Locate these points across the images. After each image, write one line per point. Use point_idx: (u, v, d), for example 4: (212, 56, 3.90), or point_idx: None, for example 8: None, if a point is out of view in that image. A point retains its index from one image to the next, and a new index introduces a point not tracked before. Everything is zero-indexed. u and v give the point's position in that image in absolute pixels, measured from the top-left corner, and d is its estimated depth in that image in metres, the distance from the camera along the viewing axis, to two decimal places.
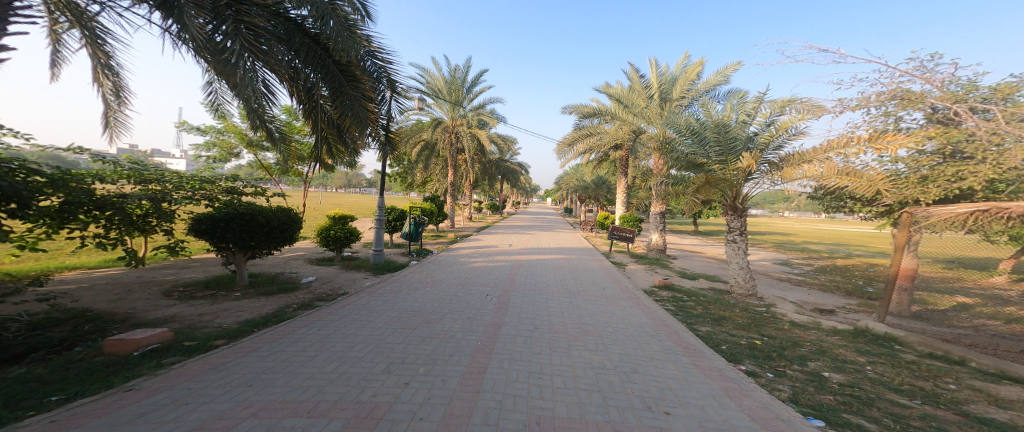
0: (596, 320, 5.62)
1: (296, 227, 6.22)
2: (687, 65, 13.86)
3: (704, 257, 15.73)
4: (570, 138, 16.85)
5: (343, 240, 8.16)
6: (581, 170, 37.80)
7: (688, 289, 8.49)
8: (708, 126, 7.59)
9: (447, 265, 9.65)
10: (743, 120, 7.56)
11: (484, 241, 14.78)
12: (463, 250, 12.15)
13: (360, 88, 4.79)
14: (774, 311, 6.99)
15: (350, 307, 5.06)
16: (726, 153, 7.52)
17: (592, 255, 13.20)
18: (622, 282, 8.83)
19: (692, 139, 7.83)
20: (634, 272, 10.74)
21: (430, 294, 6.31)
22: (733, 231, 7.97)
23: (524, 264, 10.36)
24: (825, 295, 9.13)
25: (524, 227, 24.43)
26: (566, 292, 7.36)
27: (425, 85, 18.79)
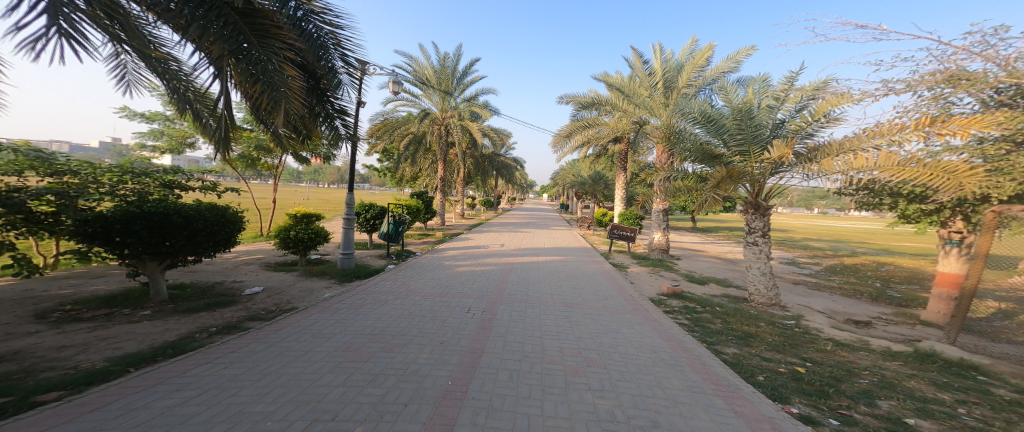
0: (598, 344, 4.58)
1: (233, 229, 5.08)
2: (693, 52, 12.73)
3: (709, 257, 14.74)
4: (567, 129, 15.80)
5: (304, 242, 7.02)
6: (578, 166, 36.78)
7: (700, 298, 7.45)
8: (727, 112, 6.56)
9: (428, 270, 8.53)
10: (769, 105, 6.51)
11: (473, 240, 13.69)
12: (449, 252, 11.05)
13: (275, 49, 3.42)
14: (805, 325, 5.98)
15: (287, 330, 3.96)
16: (751, 143, 6.46)
17: (590, 256, 12.14)
18: (626, 289, 7.76)
19: (709, 125, 6.78)
20: (638, 276, 9.68)
21: (400, 309, 5.22)
22: (753, 231, 6.88)
23: (516, 268, 9.29)
24: (852, 302, 8.16)
25: (518, 224, 23.35)
26: (561, 304, 6.29)
27: (411, 74, 17.64)
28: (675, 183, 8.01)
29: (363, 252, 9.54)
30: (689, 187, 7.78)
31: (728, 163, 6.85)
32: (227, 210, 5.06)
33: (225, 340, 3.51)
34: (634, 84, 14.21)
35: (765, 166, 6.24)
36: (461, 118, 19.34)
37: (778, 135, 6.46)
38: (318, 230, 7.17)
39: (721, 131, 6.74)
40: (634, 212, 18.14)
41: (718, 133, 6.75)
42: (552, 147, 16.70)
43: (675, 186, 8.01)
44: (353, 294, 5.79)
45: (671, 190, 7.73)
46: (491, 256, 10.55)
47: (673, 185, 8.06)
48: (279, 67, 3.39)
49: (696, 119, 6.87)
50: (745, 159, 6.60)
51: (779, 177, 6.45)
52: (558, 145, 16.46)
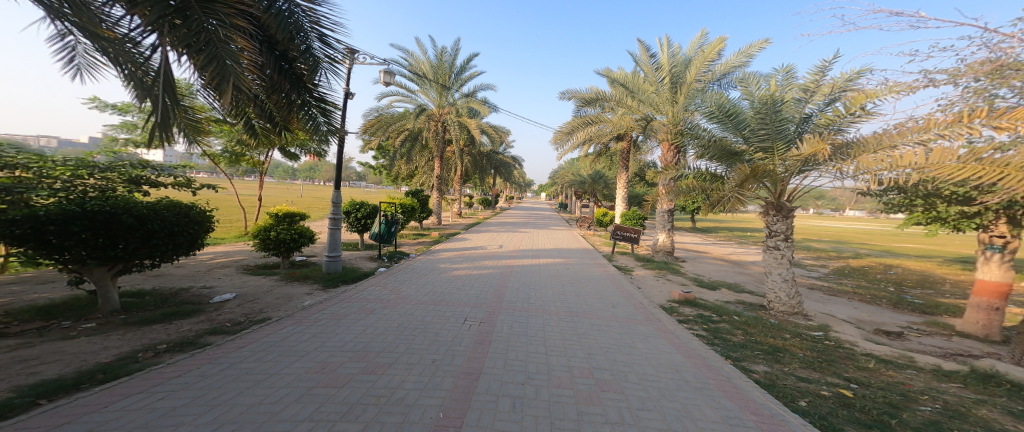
0: (612, 363, 4.03)
1: (199, 230, 4.50)
2: (702, 46, 12.18)
3: (714, 259, 14.25)
4: (569, 126, 15.24)
5: (286, 243, 6.45)
6: (577, 165, 36.26)
7: (715, 305, 6.92)
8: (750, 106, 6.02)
9: (422, 273, 7.96)
10: (797, 98, 5.94)
11: (470, 241, 13.12)
12: (444, 253, 10.46)
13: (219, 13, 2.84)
14: (835, 337, 5.47)
15: (255, 345, 3.40)
16: (775, 136, 5.90)
17: (593, 258, 11.59)
18: (635, 296, 7.19)
19: (729, 120, 6.25)
20: (644, 280, 9.15)
21: (388, 318, 4.68)
22: (774, 234, 6.28)
23: (516, 272, 8.73)
24: (873, 308, 7.66)
25: (516, 224, 22.81)
26: (567, 314, 5.74)
27: (408, 68, 17.03)
28: (688, 183, 7.46)
29: (353, 254, 8.96)
30: (704, 188, 7.26)
31: (748, 161, 6.32)
32: (191, 208, 4.45)
33: (175, 360, 2.91)
34: (639, 80, 13.66)
35: (793, 162, 5.60)
36: (458, 114, 18.74)
37: (805, 130, 5.94)
38: (302, 230, 6.61)
39: (742, 126, 6.22)
40: (637, 212, 17.60)
41: (738, 129, 6.24)
42: (552, 145, 16.15)
43: (688, 187, 7.47)
44: (338, 300, 5.23)
45: (685, 189, 7.23)
46: (490, 259, 9.97)
47: (685, 186, 7.52)
48: (224, 36, 2.84)
49: (713, 113, 6.35)
50: (767, 157, 6.05)
51: (804, 175, 5.88)
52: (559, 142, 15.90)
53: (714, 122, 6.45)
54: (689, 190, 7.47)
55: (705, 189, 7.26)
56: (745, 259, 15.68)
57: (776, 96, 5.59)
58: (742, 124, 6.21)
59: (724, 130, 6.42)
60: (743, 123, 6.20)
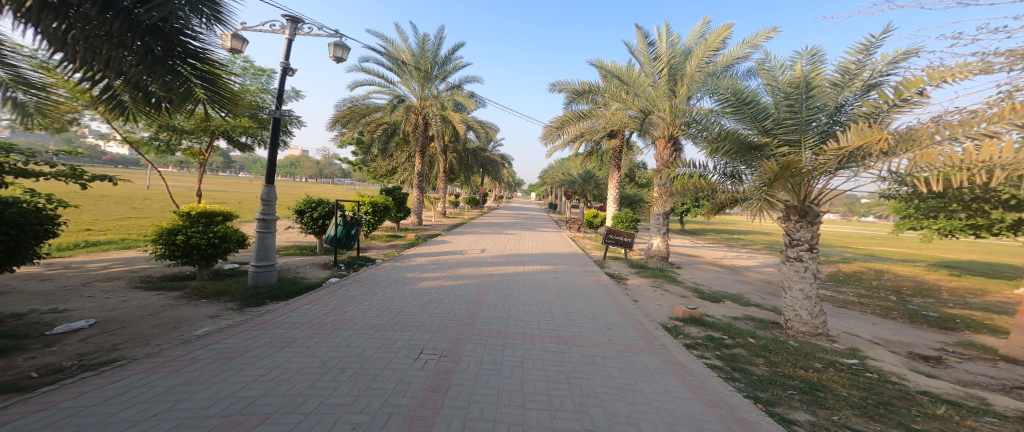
0: (608, 421, 2.93)
1: (23, 237, 3.35)
2: (703, 36, 11.31)
3: (711, 264, 13.39)
4: (559, 121, 14.28)
5: (200, 249, 5.19)
6: (565, 165, 35.45)
7: (726, 323, 5.88)
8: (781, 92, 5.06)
9: (382, 285, 6.68)
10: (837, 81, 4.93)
11: (448, 244, 11.88)
12: (415, 258, 9.19)
13: None
14: (874, 365, 4.45)
15: (44, 413, 2.13)
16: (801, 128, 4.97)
17: (583, 264, 10.52)
18: (632, 314, 6.09)
19: (746, 109, 5.35)
20: (641, 291, 8.09)
21: (312, 354, 3.50)
22: (796, 244, 5.21)
23: (495, 282, 7.55)
24: (898, 322, 6.76)
25: (502, 225, 21.63)
26: (552, 342, 4.69)
27: (385, 55, 15.75)
28: (695, 183, 6.47)
29: (303, 261, 7.64)
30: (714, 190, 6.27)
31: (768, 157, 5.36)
32: (6, 208, 3.27)
33: None
34: (634, 72, 12.75)
35: (826, 158, 4.62)
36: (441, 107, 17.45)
37: (838, 123, 5.03)
38: (223, 233, 5.35)
39: (761, 116, 5.32)
40: (629, 213, 16.67)
41: (755, 119, 5.35)
42: (540, 141, 15.17)
43: (695, 188, 6.49)
44: (253, 326, 3.98)
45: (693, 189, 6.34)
46: (467, 266, 8.75)
47: (690, 186, 6.54)
48: None
49: (728, 101, 5.45)
50: (792, 152, 5.13)
51: (835, 176, 4.93)
52: (547, 137, 14.92)
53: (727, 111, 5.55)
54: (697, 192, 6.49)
55: (715, 190, 6.28)
56: (741, 264, 14.85)
57: (806, 79, 4.69)
58: (760, 115, 5.32)
59: (737, 121, 5.52)
60: (763, 113, 5.30)
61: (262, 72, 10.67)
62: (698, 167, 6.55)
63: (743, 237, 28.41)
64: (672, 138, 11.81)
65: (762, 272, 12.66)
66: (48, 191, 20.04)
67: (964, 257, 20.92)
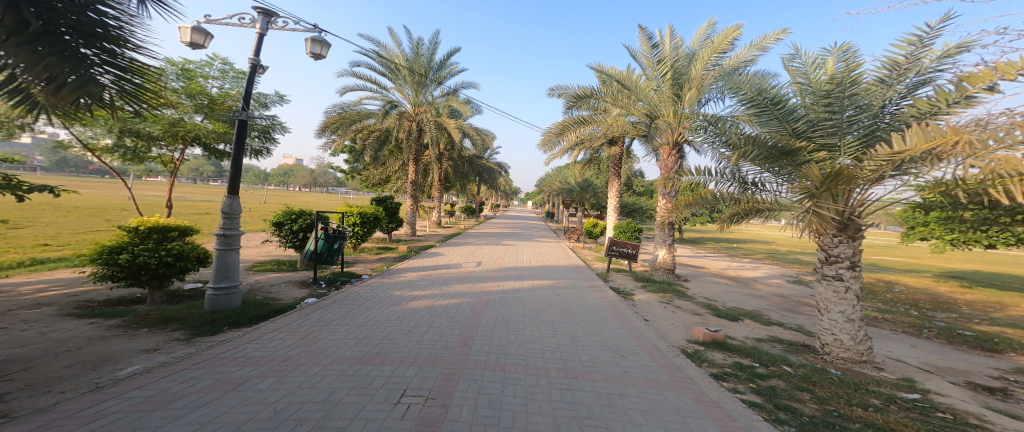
0: None
1: None
2: (708, 39, 10.93)
3: (717, 276, 12.78)
4: (558, 127, 13.80)
5: (150, 269, 4.58)
6: (563, 174, 35.02)
7: (753, 347, 5.21)
8: (819, 92, 4.52)
9: (365, 305, 5.96)
10: (882, 78, 4.42)
11: (441, 256, 11.17)
12: (405, 274, 8.47)
13: None
14: (938, 399, 3.78)
15: None
16: (842, 128, 4.43)
17: (585, 278, 9.86)
18: (645, 336, 5.42)
19: (774, 110, 4.83)
20: (651, 309, 7.41)
21: (263, 400, 2.80)
22: (834, 260, 4.54)
23: (492, 301, 6.85)
24: (936, 343, 6.12)
25: (499, 235, 20.95)
26: (559, 376, 4.00)
27: (379, 60, 15.26)
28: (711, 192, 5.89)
29: (280, 278, 6.93)
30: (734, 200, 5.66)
31: (802, 164, 4.70)
32: None
33: None
34: (636, 77, 12.33)
35: (877, 164, 3.99)
36: (436, 114, 16.90)
37: (882, 124, 4.52)
38: (179, 251, 4.77)
39: (791, 117, 4.80)
40: (630, 223, 16.07)
41: (784, 121, 4.82)
42: (539, 147, 14.61)
43: (712, 198, 5.90)
44: (196, 363, 3.25)
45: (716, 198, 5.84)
46: (461, 282, 8.04)
47: (706, 197, 5.95)
48: None
49: (753, 101, 4.93)
50: (831, 157, 4.60)
51: (878, 185, 4.31)
52: (546, 143, 14.37)
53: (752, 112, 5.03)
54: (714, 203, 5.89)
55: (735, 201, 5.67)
56: (747, 276, 14.25)
57: (850, 74, 4.18)
58: (790, 116, 4.80)
59: (764, 123, 4.99)
60: (794, 114, 4.79)
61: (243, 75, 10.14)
62: (714, 177, 5.98)
63: (742, 247, 27.97)
64: (677, 144, 11.32)
65: (772, 285, 12.06)
66: (20, 203, 19.07)
67: (968, 267, 20.56)
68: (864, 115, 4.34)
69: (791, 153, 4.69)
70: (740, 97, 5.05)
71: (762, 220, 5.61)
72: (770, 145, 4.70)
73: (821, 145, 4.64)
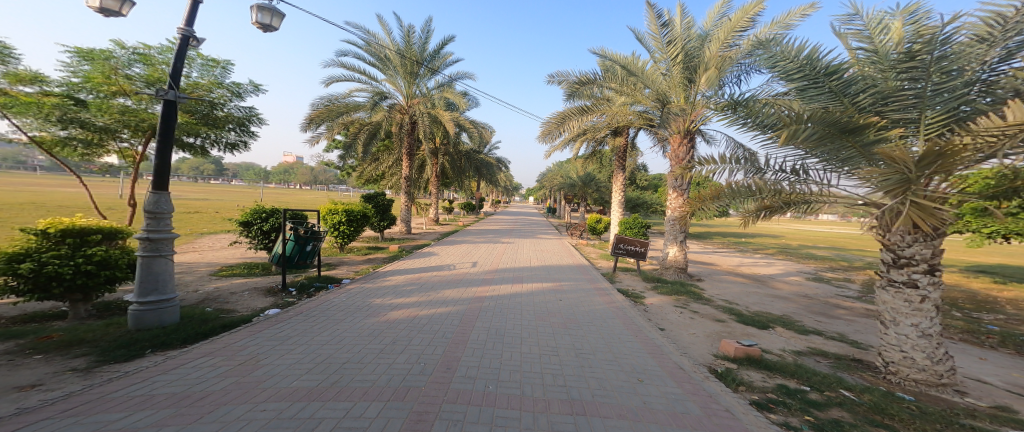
0: None
1: None
2: (723, 17, 9.89)
3: (732, 274, 11.88)
4: (559, 116, 12.96)
5: (63, 280, 3.93)
6: (565, 169, 34.11)
7: (795, 364, 4.33)
8: (891, 60, 3.65)
9: (336, 317, 5.11)
10: (982, 36, 3.38)
11: (434, 256, 10.34)
12: (392, 277, 7.63)
13: None
14: None
15: None
16: (923, 101, 3.53)
17: (590, 279, 8.99)
18: (662, 354, 4.53)
19: (828, 81, 4.00)
20: (665, 316, 6.54)
21: None
22: (904, 264, 3.62)
23: (486, 309, 6.00)
24: (1007, 355, 5.18)
25: (498, 232, 20.11)
26: (562, 411, 3.15)
27: (368, 50, 14.43)
28: (734, 183, 5.01)
29: (244, 285, 6.13)
30: (765, 192, 4.75)
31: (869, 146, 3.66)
32: None
33: None
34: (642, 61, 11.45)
35: (983, 140, 2.91)
36: (431, 106, 16.00)
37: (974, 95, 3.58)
38: (101, 258, 4.16)
39: (849, 90, 3.97)
40: (636, 219, 15.18)
41: (841, 94, 3.99)
42: (539, 139, 13.73)
43: (738, 189, 5.02)
44: (68, 413, 2.44)
45: (748, 189, 4.95)
46: (453, 286, 7.21)
47: (731, 188, 5.09)
48: None
49: (802, 70, 4.11)
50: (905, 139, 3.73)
51: (972, 167, 3.39)
52: (547, 134, 13.48)
53: (798, 85, 4.20)
54: (740, 195, 5.01)
55: (764, 193, 4.77)
56: (763, 273, 13.33)
57: (942, 30, 3.29)
58: (850, 88, 3.96)
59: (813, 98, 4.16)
60: (852, 86, 3.96)
61: (215, 63, 9.50)
62: (740, 166, 5.12)
63: (751, 242, 26.95)
64: (689, 133, 10.32)
65: (792, 283, 11.14)
66: (5, 203, 18.54)
67: (994, 261, 19.46)
68: (954, 83, 3.40)
69: (855, 131, 3.58)
70: (782, 67, 4.23)
71: (802, 215, 4.74)
72: (831, 122, 3.54)
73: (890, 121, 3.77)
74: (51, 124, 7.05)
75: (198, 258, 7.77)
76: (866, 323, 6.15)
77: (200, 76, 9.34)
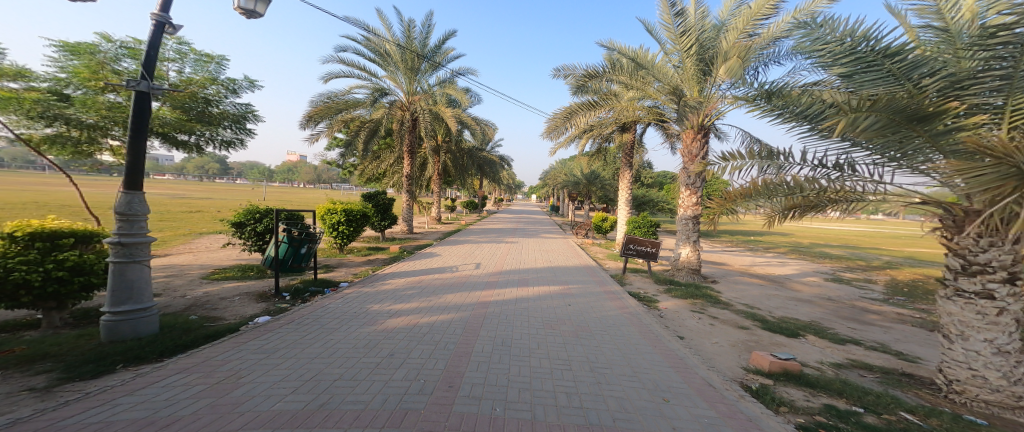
0: None
1: None
2: (741, 6, 9.33)
3: (746, 275, 11.39)
4: (565, 111, 12.54)
5: (31, 289, 3.58)
6: (569, 166, 33.62)
7: (837, 380, 3.90)
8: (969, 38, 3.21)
9: (332, 326, 4.76)
10: None
11: (436, 257, 9.98)
12: (391, 280, 7.29)
13: None
14: None
15: None
16: (1012, 83, 2.99)
17: (599, 281, 8.57)
18: (687, 368, 4.13)
19: (888, 63, 3.56)
20: (683, 322, 6.12)
21: None
22: (976, 271, 3.19)
23: (491, 316, 5.63)
24: None
25: (502, 231, 19.72)
26: None
27: (368, 45, 14.11)
28: (767, 181, 4.51)
29: (235, 290, 5.79)
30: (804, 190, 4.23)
31: (943, 134, 3.20)
32: None
33: None
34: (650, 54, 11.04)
35: None
36: (432, 102, 15.63)
37: None
38: (74, 264, 3.82)
39: (915, 73, 3.51)
40: (644, 217, 14.70)
41: (904, 78, 3.55)
42: (544, 136, 13.31)
43: (771, 186, 4.52)
44: None
45: (781, 189, 4.45)
46: (455, 289, 6.85)
47: (761, 186, 4.62)
48: None
49: (854, 52, 3.70)
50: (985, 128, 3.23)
51: None
52: (552, 131, 13.05)
53: (847, 69, 3.81)
54: (773, 193, 4.53)
55: (802, 192, 4.28)
56: (778, 273, 12.81)
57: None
58: (916, 71, 3.50)
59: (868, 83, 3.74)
60: (919, 68, 3.49)
61: (209, 59, 9.20)
62: (772, 161, 4.68)
63: (761, 240, 26.26)
64: (703, 128, 9.78)
65: (810, 284, 10.63)
66: (7, 203, 18.48)
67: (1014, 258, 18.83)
68: None
69: (927, 120, 3.10)
70: (830, 49, 3.81)
71: (845, 214, 4.29)
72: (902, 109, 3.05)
73: (965, 107, 3.26)
74: (35, 121, 6.76)
75: (190, 261, 7.44)
76: (904, 331, 5.71)
77: (194, 72, 9.04)
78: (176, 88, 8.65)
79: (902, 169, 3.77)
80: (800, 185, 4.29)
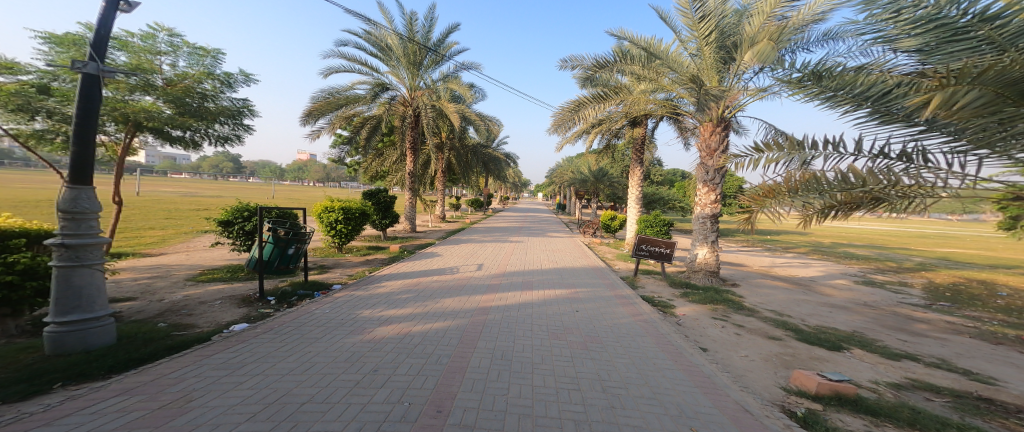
0: None
1: None
2: None
3: (767, 277, 10.64)
4: (573, 105, 11.93)
5: None
6: (576, 163, 32.96)
7: (900, 406, 3.32)
8: None
9: (318, 334, 4.33)
10: None
11: (437, 258, 9.52)
12: (387, 283, 6.86)
13: None
14: None
15: None
16: None
17: (609, 284, 8.01)
18: (716, 389, 3.57)
19: (984, 29, 2.81)
20: (705, 331, 5.53)
21: None
22: None
23: (491, 325, 5.13)
24: None
25: (507, 230, 19.22)
26: None
27: (370, 40, 13.74)
28: (815, 174, 3.86)
29: (219, 293, 5.42)
30: (867, 184, 3.55)
31: None
32: None
33: None
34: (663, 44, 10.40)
35: None
36: (436, 98, 15.19)
37: None
38: (26, 267, 3.40)
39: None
40: (657, 216, 14.00)
41: (1007, 46, 2.75)
42: (550, 131, 12.76)
43: (821, 181, 3.85)
44: None
45: (824, 179, 3.83)
46: (454, 293, 6.38)
47: (806, 181, 3.98)
48: None
49: (936, 19, 2.99)
50: None
51: None
52: (558, 125, 12.47)
53: (925, 40, 3.09)
54: (824, 190, 3.81)
55: (864, 185, 3.56)
56: (800, 275, 12.00)
57: None
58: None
59: (953, 55, 3.01)
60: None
61: (205, 52, 8.93)
62: (817, 151, 4.05)
63: (777, 239, 25.17)
64: (723, 120, 8.90)
65: (837, 287, 9.92)
66: (13, 201, 18.58)
67: None
68: None
69: None
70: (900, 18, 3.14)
71: (911, 213, 3.61)
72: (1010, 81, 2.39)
73: None
74: (19, 114, 6.51)
75: (179, 261, 7.12)
76: (964, 346, 5.13)
77: (189, 65, 8.78)
78: (170, 82, 8.39)
79: (999, 157, 3.05)
80: (848, 176, 3.64)
